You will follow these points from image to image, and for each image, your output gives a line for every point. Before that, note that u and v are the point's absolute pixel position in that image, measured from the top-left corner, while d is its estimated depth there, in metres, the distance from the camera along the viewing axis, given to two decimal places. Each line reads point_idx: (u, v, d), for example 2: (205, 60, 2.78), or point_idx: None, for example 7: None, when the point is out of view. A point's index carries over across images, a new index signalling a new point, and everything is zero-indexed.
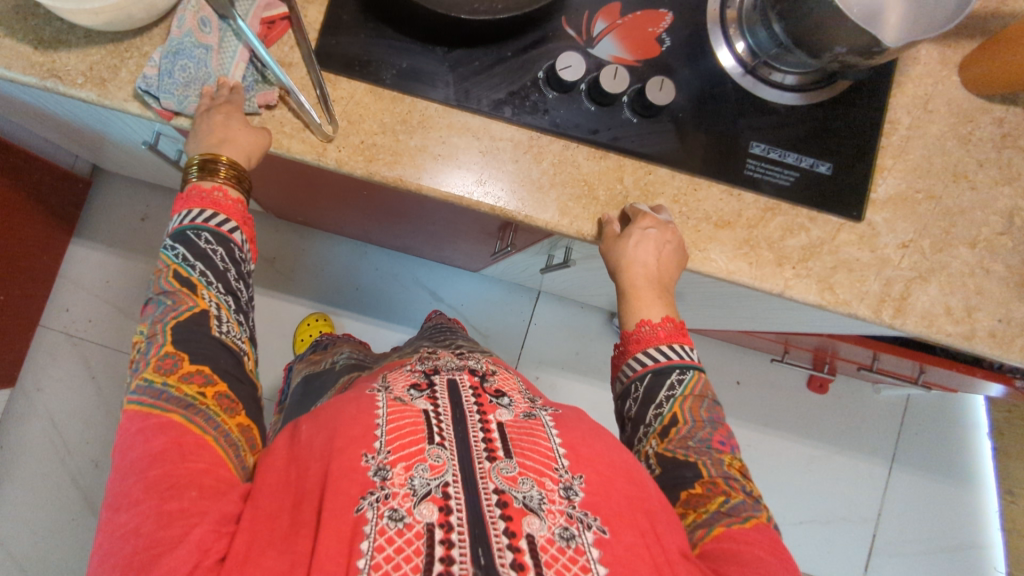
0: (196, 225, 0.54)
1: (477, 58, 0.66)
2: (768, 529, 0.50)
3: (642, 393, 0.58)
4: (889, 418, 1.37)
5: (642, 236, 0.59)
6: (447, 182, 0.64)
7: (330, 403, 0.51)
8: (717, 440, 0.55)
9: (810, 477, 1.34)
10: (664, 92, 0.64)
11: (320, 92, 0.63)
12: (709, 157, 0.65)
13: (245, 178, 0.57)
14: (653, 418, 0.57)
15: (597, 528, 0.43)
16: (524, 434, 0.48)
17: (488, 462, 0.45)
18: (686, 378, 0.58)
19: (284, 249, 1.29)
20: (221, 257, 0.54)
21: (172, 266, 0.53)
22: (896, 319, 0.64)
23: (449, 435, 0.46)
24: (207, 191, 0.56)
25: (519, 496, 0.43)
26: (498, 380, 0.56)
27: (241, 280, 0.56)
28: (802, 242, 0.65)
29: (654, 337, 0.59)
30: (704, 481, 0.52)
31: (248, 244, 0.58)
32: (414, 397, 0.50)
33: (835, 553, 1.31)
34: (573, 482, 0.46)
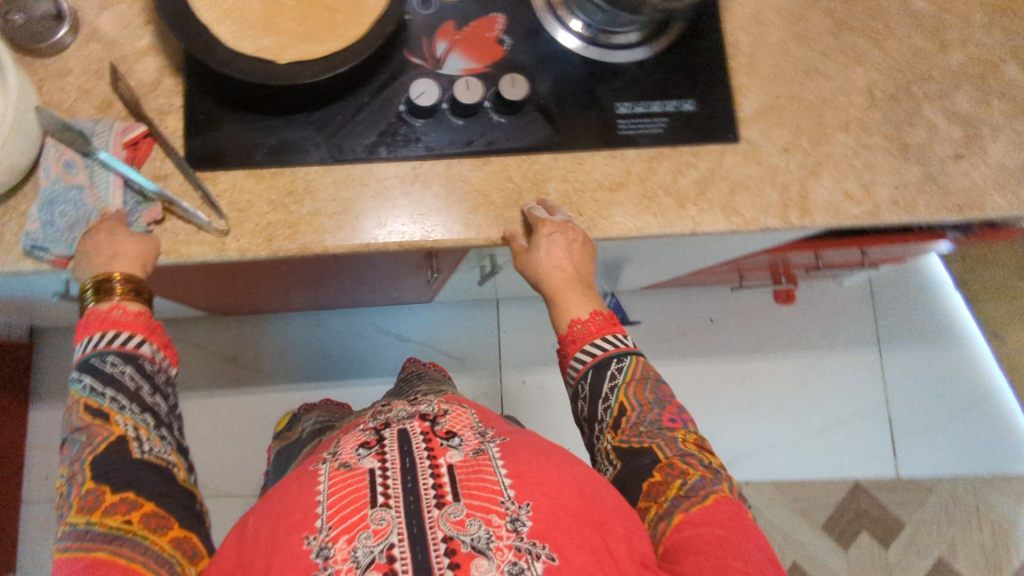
0: (100, 351, 0.55)
1: (338, 112, 0.67)
2: (726, 502, 0.54)
3: (588, 390, 0.61)
4: (861, 305, 1.38)
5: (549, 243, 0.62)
6: (349, 235, 0.65)
7: (278, 487, 0.53)
8: (666, 419, 0.60)
9: (811, 386, 1.35)
10: (518, 87, 0.66)
11: (204, 191, 0.64)
12: (583, 131, 0.68)
13: (142, 283, 0.59)
14: (604, 413, 0.60)
15: (546, 556, 0.45)
16: (471, 472, 0.50)
17: (436, 510, 0.47)
18: (625, 365, 0.61)
19: (243, 344, 1.29)
20: (131, 376, 0.55)
21: (83, 398, 0.54)
22: (804, 219, 0.66)
23: (394, 491, 0.48)
24: (104, 312, 0.57)
25: (467, 539, 0.45)
26: (449, 420, 0.57)
27: (159, 392, 0.57)
28: (694, 178, 0.67)
29: (587, 334, 0.62)
30: (662, 466, 0.56)
31: (160, 352, 0.59)
32: (362, 457, 0.51)
33: (860, 450, 1.33)
34: (519, 513, 0.47)
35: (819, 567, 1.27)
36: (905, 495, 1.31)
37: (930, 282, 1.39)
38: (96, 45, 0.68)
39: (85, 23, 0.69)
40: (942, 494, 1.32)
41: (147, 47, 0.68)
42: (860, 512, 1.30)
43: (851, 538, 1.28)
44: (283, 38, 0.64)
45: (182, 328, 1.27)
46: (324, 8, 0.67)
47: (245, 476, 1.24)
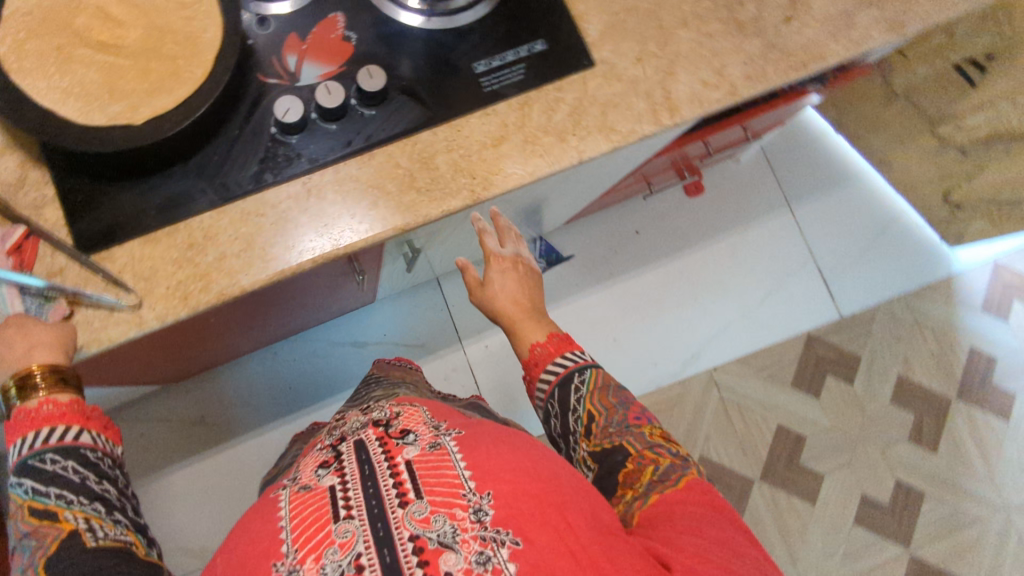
0: (36, 452, 0.58)
1: (212, 153, 0.67)
2: (696, 483, 0.62)
3: (559, 405, 0.73)
4: (760, 173, 1.35)
5: (502, 275, 0.76)
6: (262, 267, 0.66)
7: (248, 516, 0.58)
8: (632, 418, 0.71)
9: (741, 261, 1.32)
10: (376, 78, 0.67)
11: (105, 273, 0.64)
12: (451, 98, 0.69)
13: (65, 368, 0.60)
14: (576, 422, 0.72)
15: (510, 541, 0.50)
16: (431, 467, 0.54)
17: (401, 510, 0.51)
18: (586, 378, 0.73)
19: (206, 404, 1.26)
20: (73, 470, 0.59)
21: (29, 502, 0.58)
22: (674, 117, 0.70)
23: (356, 503, 0.52)
24: (33, 409, 0.59)
25: (433, 536, 0.50)
26: (402, 420, 0.62)
27: (106, 477, 0.61)
28: (567, 111, 0.70)
29: (547, 354, 0.75)
30: (633, 457, 0.66)
31: (97, 437, 0.62)
32: (323, 476, 0.57)
33: (802, 306, 1.32)
34: (482, 503, 0.51)
35: (804, 424, 1.27)
36: (854, 332, 1.32)
37: (808, 130, 1.37)
38: None
39: None
40: (893, 317, 1.33)
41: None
42: (821, 360, 1.30)
43: (821, 387, 1.29)
44: (132, 99, 0.62)
45: (136, 411, 1.24)
46: (165, 56, 0.64)
47: None
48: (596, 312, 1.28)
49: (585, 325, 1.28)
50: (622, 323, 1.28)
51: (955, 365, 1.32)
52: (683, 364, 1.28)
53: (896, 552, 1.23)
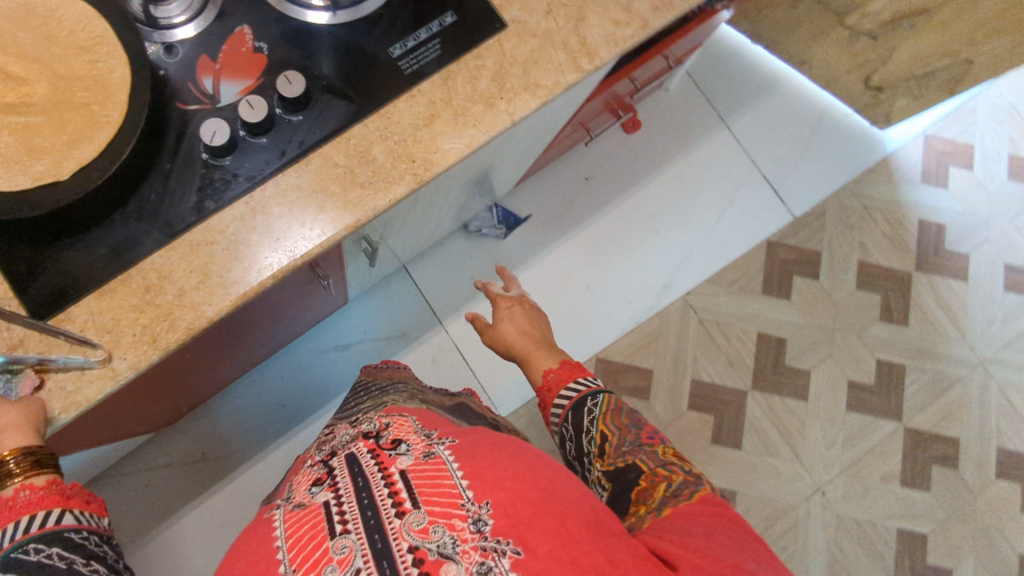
0: (16, 544, 0.56)
1: (149, 193, 0.66)
2: (707, 500, 0.67)
3: (574, 427, 0.79)
4: (691, 96, 1.37)
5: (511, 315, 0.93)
6: (224, 294, 0.66)
7: (242, 537, 0.63)
8: (644, 437, 0.76)
9: (692, 185, 1.35)
10: (295, 83, 0.66)
11: (66, 334, 0.63)
12: (375, 88, 0.69)
13: (39, 446, 0.59)
14: (590, 444, 0.77)
15: (511, 552, 0.53)
16: (426, 477, 0.59)
17: (399, 520, 0.55)
18: (599, 402, 0.79)
19: (204, 439, 1.26)
20: (59, 556, 0.57)
21: None
22: (594, 61, 0.71)
23: (352, 517, 0.56)
24: (11, 497, 0.58)
25: (433, 547, 0.54)
26: (392, 431, 0.67)
27: (94, 556, 0.59)
28: (490, 77, 0.70)
29: (560, 380, 0.83)
30: (647, 475, 0.70)
31: (81, 516, 0.60)
32: (318, 493, 0.61)
33: (757, 216, 1.35)
34: (481, 513, 0.55)
35: (782, 327, 1.32)
36: (812, 229, 1.36)
37: (728, 45, 1.39)
38: None
39: None
40: (844, 208, 1.38)
41: None
42: (785, 263, 1.35)
43: (790, 289, 1.34)
44: (54, 155, 0.60)
45: (136, 459, 1.24)
46: (76, 105, 0.62)
47: None
48: (566, 263, 1.31)
49: (555, 280, 1.30)
50: (591, 269, 1.31)
51: (909, 240, 1.38)
52: (657, 296, 1.31)
53: (888, 426, 1.30)
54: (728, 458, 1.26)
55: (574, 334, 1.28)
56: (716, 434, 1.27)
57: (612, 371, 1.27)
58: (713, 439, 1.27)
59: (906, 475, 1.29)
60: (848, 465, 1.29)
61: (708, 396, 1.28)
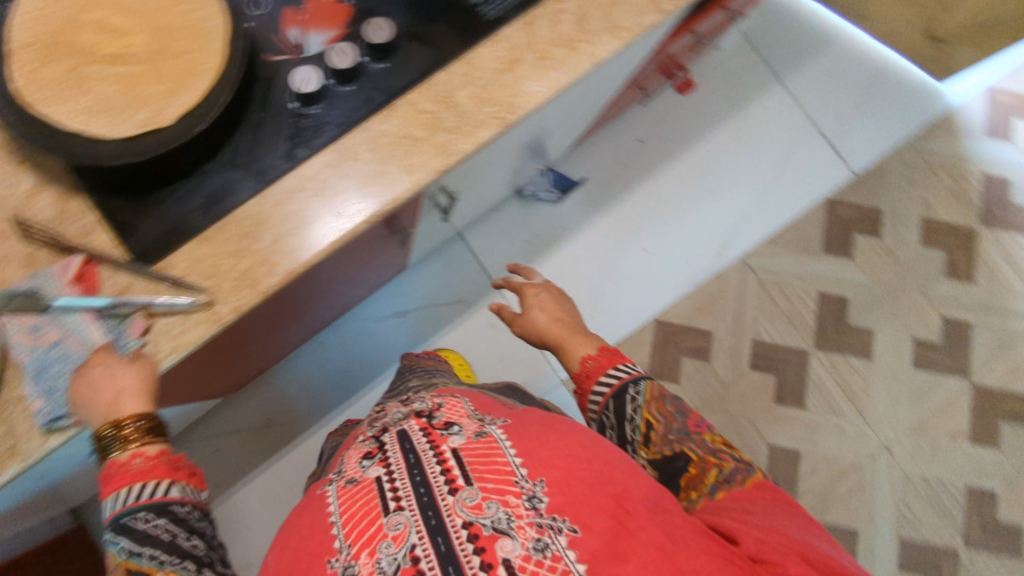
0: (128, 510, 0.59)
1: (243, 141, 0.68)
2: (760, 483, 0.68)
3: (615, 416, 0.75)
4: (746, 55, 1.35)
5: (538, 298, 0.89)
6: (318, 239, 0.67)
7: (298, 512, 0.66)
8: (690, 425, 0.75)
9: (748, 143, 1.34)
10: (383, 29, 0.68)
11: (170, 278, 0.65)
12: (456, 35, 0.70)
13: (152, 414, 0.63)
14: (633, 432, 0.74)
15: (567, 529, 0.54)
16: (478, 454, 0.60)
17: (451, 497, 0.56)
18: (641, 388, 0.75)
19: (268, 405, 1.29)
20: (164, 528, 0.59)
21: (122, 562, 0.58)
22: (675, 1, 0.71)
23: (405, 495, 0.58)
24: (125, 462, 0.61)
25: (486, 522, 0.54)
26: (445, 412, 0.68)
27: (195, 531, 0.61)
28: (571, 20, 0.70)
29: (599, 367, 0.78)
30: (696, 462, 0.70)
31: (186, 488, 0.63)
32: (370, 468, 0.63)
33: (814, 174, 1.34)
34: (535, 491, 0.56)
35: (844, 287, 1.31)
36: (871, 187, 1.35)
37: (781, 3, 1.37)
38: None
39: None
40: (906, 164, 1.36)
41: (35, 190, 0.67)
42: (846, 223, 1.33)
43: (852, 247, 1.32)
44: (156, 103, 0.62)
45: (203, 425, 1.26)
46: (175, 54, 0.64)
47: None
48: (623, 228, 1.31)
49: (611, 243, 1.30)
50: (648, 232, 1.31)
51: (974, 194, 1.36)
52: (715, 259, 1.31)
53: (955, 384, 1.29)
54: (791, 417, 1.26)
55: (632, 300, 1.29)
56: (779, 394, 1.27)
57: (670, 335, 1.28)
58: (775, 399, 1.27)
59: (974, 432, 1.28)
60: (914, 422, 1.28)
61: (770, 356, 1.28)
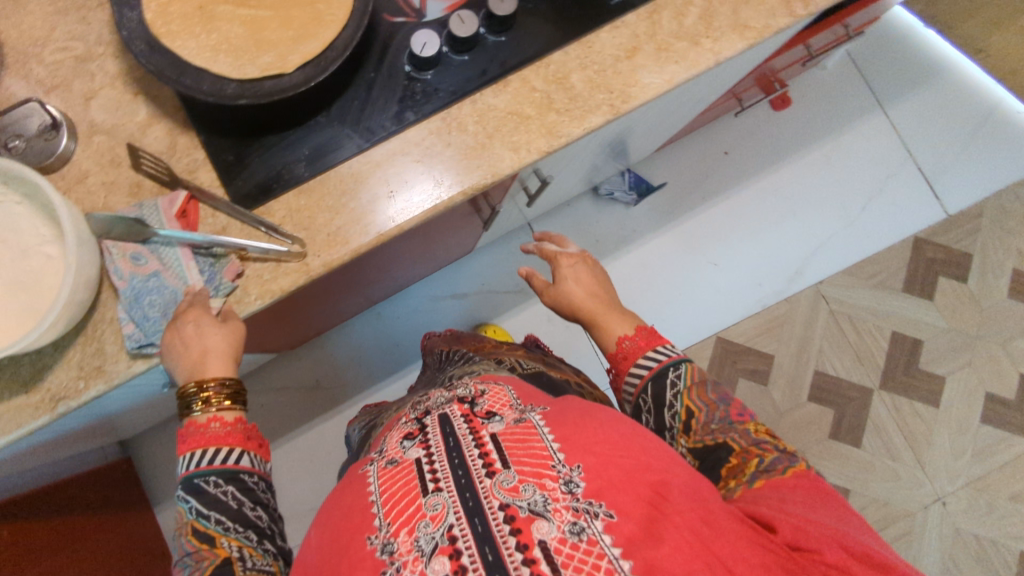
0: (201, 471, 0.60)
1: (352, 98, 0.68)
2: (805, 472, 0.59)
3: (653, 401, 0.69)
4: (849, 77, 1.31)
5: (573, 270, 0.81)
6: (416, 205, 0.67)
7: (338, 491, 0.60)
8: (733, 414, 0.67)
9: (839, 169, 1.30)
10: (507, 2, 0.66)
11: (267, 225, 0.66)
12: (579, 15, 0.69)
13: (234, 380, 0.64)
14: (673, 419, 0.68)
15: (604, 514, 0.49)
16: (517, 439, 0.55)
17: (489, 479, 0.52)
18: (682, 372, 0.70)
19: (318, 368, 1.29)
20: (233, 495, 0.60)
21: (190, 522, 0.58)
22: (809, 6, 0.68)
23: (444, 476, 0.53)
24: (203, 424, 0.62)
25: (523, 504, 0.50)
26: (488, 400, 0.62)
27: (260, 503, 0.62)
28: (697, 14, 0.68)
29: (638, 347, 0.73)
30: (738, 453, 0.62)
31: (256, 460, 0.63)
32: (410, 449, 0.58)
33: (904, 209, 1.29)
34: (572, 474, 0.51)
35: (918, 329, 1.27)
36: (963, 230, 1.29)
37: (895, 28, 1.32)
38: (100, 137, 0.68)
39: (79, 122, 0.69)
40: (1004, 210, 1.30)
41: (148, 121, 0.69)
42: (931, 263, 1.28)
43: (934, 289, 1.28)
44: (279, 48, 0.63)
45: (254, 378, 1.27)
46: (302, 3, 0.65)
47: None
48: (699, 239, 1.28)
49: (682, 252, 1.28)
50: (724, 246, 1.28)
51: None
52: (787, 282, 1.28)
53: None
54: (845, 454, 1.22)
55: (699, 312, 1.27)
56: (835, 429, 1.23)
57: (730, 353, 1.25)
58: (831, 434, 1.23)
59: None
60: (976, 479, 1.22)
61: (830, 389, 1.24)
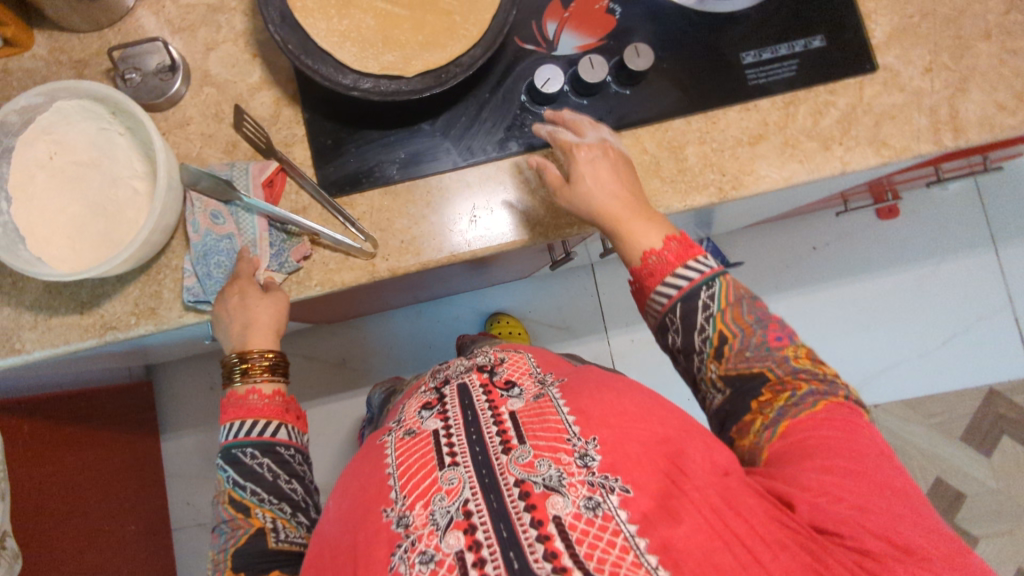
0: (239, 441, 0.58)
1: (461, 114, 0.67)
2: (841, 407, 0.51)
3: (681, 324, 0.55)
4: (969, 206, 1.23)
5: (592, 167, 0.59)
6: (495, 235, 0.65)
7: (357, 462, 0.58)
8: (772, 338, 0.54)
9: (928, 296, 1.23)
10: (642, 57, 0.64)
11: (345, 216, 0.65)
12: (711, 89, 0.65)
13: (278, 353, 0.63)
14: (702, 343, 0.55)
15: (620, 489, 0.45)
16: (534, 415, 0.53)
17: (504, 455, 0.49)
18: (716, 291, 0.55)
19: (348, 348, 1.28)
20: (268, 467, 0.58)
21: (227, 491, 0.57)
22: (959, 139, 0.63)
23: (461, 450, 0.50)
24: (242, 396, 0.60)
25: (538, 479, 0.46)
26: (507, 368, 0.61)
27: (296, 476, 0.60)
28: (836, 117, 0.64)
29: (666, 265, 0.56)
30: (773, 385, 0.52)
31: (293, 434, 0.62)
32: (427, 419, 0.55)
33: (987, 356, 1.22)
34: (587, 448, 0.48)
35: (965, 481, 1.19)
36: None
37: None
38: (210, 89, 0.69)
39: (194, 69, 0.69)
40: None
41: (259, 85, 0.68)
42: (1000, 418, 1.20)
43: (993, 447, 1.20)
44: (405, 50, 0.62)
45: (288, 342, 1.27)
46: (439, 10, 0.64)
47: None
48: None
49: None
50: None
51: None
52: None
53: None
54: None
55: None
56: None
57: None
58: None
59: None
60: None
61: None
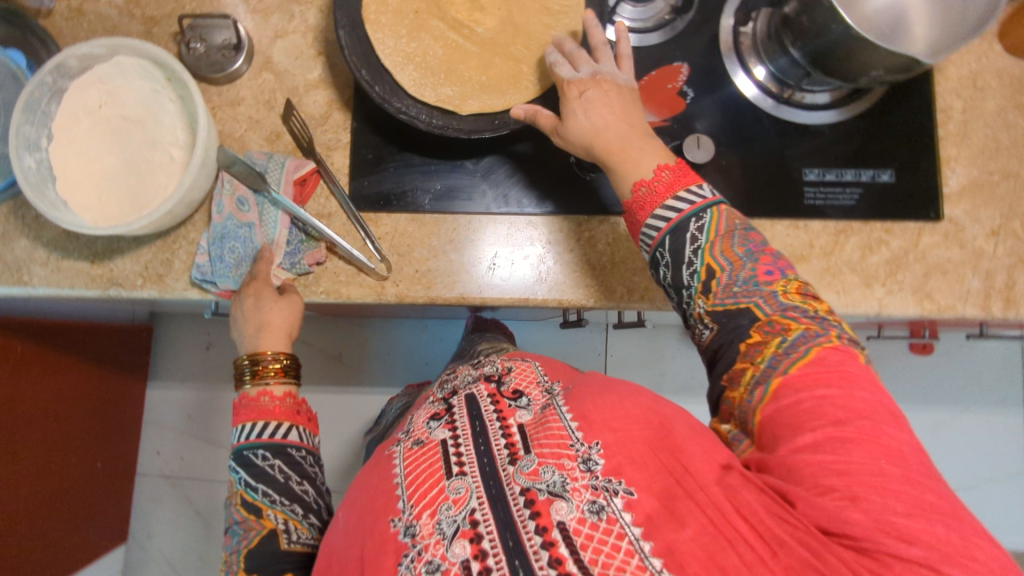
0: (251, 443, 0.57)
1: (506, 161, 0.66)
2: (838, 351, 0.44)
3: (669, 256, 0.50)
4: (1009, 363, 1.18)
5: (586, 107, 0.55)
6: (510, 288, 0.63)
7: (367, 471, 0.53)
8: (763, 273, 0.48)
9: (942, 444, 1.18)
10: (701, 149, 0.63)
11: (367, 233, 0.64)
12: (765, 197, 0.63)
13: (291, 355, 0.61)
14: (690, 279, 0.49)
15: (624, 491, 0.41)
16: (541, 426, 0.47)
17: (511, 465, 0.44)
18: (706, 221, 0.49)
19: (347, 343, 1.24)
20: (280, 469, 0.56)
21: (240, 492, 0.56)
22: (1009, 311, 0.59)
23: (468, 459, 0.45)
24: (255, 397, 0.59)
25: (543, 487, 0.42)
26: (514, 377, 0.54)
27: (308, 477, 0.57)
28: (885, 257, 0.61)
29: (656, 196, 0.51)
30: (762, 324, 0.46)
31: (306, 433, 0.59)
32: (434, 429, 0.50)
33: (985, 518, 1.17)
34: (591, 452, 0.43)
35: None
36: None
37: None
38: (268, 76, 0.68)
39: (259, 52, 0.69)
40: None
41: (317, 82, 0.68)
42: None
43: None
44: (466, 87, 0.61)
45: None
46: (511, 55, 0.63)
47: (344, 477, 1.21)
48: None
49: None
50: None
51: None
52: None
53: None
54: None
55: None
56: None
57: None
58: None
59: None
60: None
61: None
